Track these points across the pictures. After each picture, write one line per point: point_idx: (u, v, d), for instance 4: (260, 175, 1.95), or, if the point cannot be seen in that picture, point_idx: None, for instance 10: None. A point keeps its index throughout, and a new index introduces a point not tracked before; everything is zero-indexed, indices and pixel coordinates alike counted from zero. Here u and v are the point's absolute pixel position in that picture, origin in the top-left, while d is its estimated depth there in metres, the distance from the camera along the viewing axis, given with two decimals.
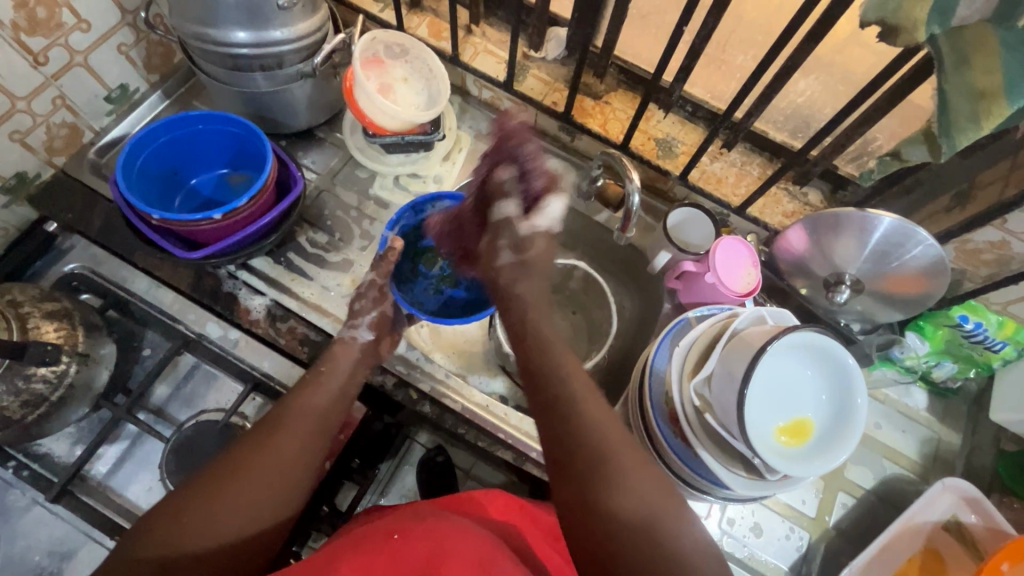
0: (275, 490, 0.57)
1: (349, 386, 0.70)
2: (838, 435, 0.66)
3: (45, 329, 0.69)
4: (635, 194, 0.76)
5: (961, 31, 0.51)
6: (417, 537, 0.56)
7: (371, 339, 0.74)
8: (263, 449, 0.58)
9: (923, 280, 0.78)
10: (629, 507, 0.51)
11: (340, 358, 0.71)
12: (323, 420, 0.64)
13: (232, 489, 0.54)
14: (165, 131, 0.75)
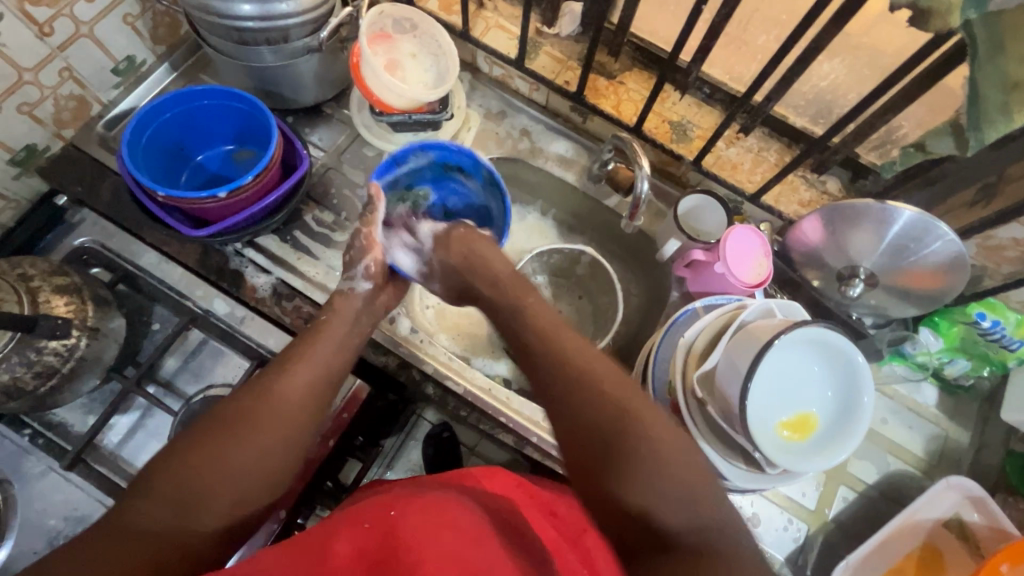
0: (283, 441, 0.58)
1: (352, 336, 0.69)
2: (841, 432, 0.65)
3: (56, 303, 0.70)
4: (644, 181, 0.75)
5: (998, 16, 0.48)
6: (412, 513, 0.59)
7: (369, 291, 0.72)
8: (269, 399, 0.59)
9: (940, 275, 0.76)
10: (673, 516, 0.50)
11: (341, 312, 0.69)
12: (330, 371, 0.64)
13: (243, 437, 0.56)
14: (171, 106, 0.74)
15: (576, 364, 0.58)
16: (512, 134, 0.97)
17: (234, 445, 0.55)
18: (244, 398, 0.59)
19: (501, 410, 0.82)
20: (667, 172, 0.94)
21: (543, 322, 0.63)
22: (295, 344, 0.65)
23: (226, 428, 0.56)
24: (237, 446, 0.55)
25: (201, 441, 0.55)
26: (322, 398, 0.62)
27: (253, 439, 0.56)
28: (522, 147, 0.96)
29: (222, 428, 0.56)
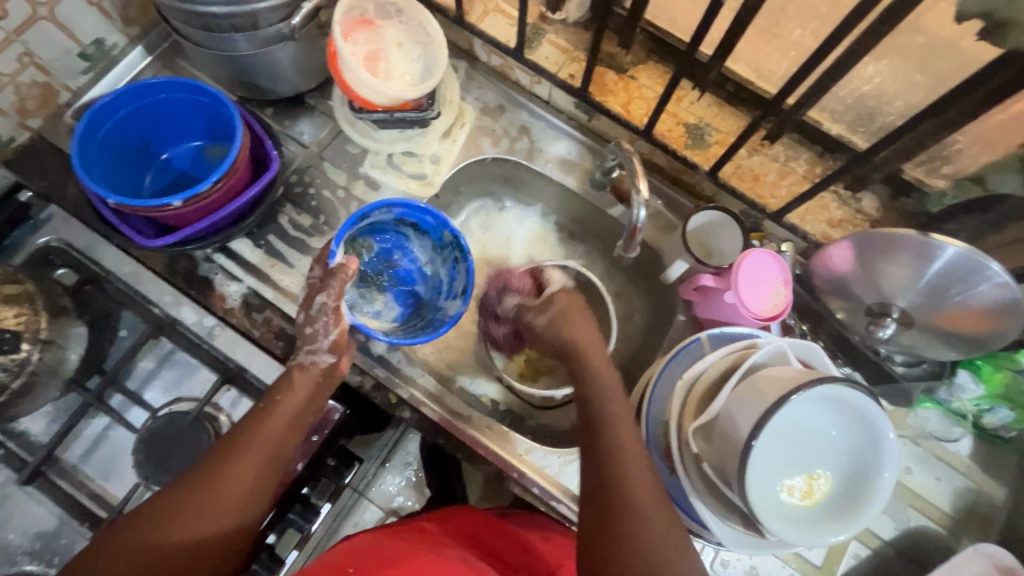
0: (213, 542, 0.55)
1: (307, 413, 0.64)
2: (853, 505, 0.57)
3: (5, 314, 0.67)
4: (640, 210, 0.67)
5: None
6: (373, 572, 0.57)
7: (333, 363, 0.67)
8: (201, 491, 0.55)
9: (990, 321, 0.65)
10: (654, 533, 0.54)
11: (297, 385, 0.64)
12: (276, 456, 0.60)
13: (168, 537, 0.52)
14: (127, 101, 0.68)
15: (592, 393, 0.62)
16: (510, 132, 0.88)
17: (157, 548, 0.52)
18: (173, 492, 0.55)
19: (480, 440, 0.76)
20: (680, 180, 0.84)
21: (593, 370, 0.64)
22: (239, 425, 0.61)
23: (150, 528, 0.52)
24: (157, 551, 0.52)
25: (122, 542, 0.52)
26: (263, 489, 0.58)
27: (184, 531, 0.53)
28: (520, 147, 0.87)
29: (146, 528, 0.52)
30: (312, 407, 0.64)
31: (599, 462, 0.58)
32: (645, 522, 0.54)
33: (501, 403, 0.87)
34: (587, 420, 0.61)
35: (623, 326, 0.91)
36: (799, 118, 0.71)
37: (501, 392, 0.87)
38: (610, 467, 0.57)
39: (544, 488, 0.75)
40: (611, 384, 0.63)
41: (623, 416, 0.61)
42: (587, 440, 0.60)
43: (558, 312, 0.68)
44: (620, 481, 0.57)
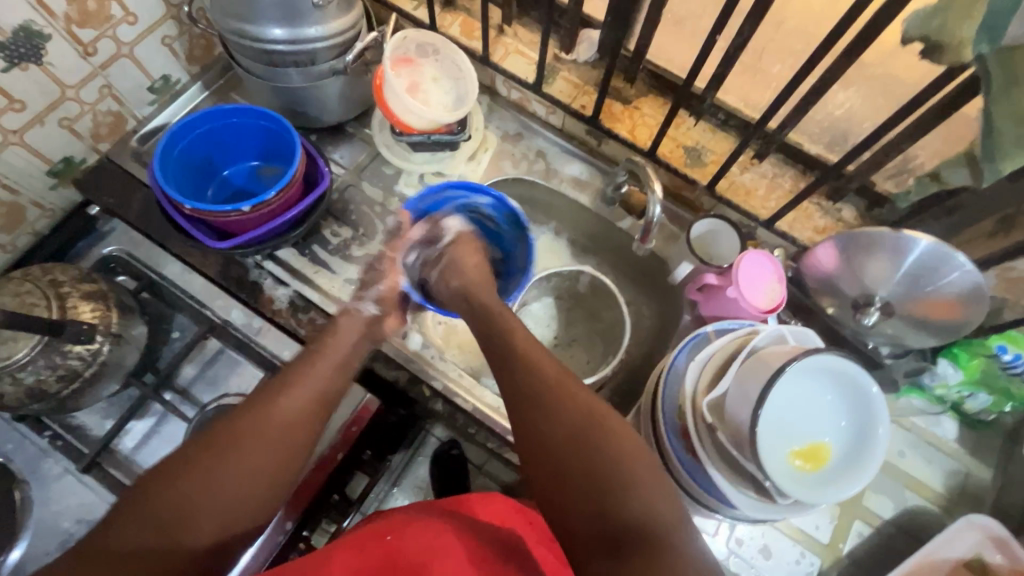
0: (272, 469, 0.58)
1: (350, 359, 0.71)
2: (855, 465, 0.64)
3: (83, 309, 0.72)
4: (657, 205, 0.77)
5: (1012, 51, 0.46)
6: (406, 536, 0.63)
7: (375, 313, 0.77)
8: (257, 420, 0.59)
9: (959, 306, 0.74)
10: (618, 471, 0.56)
11: (343, 330, 0.73)
12: (326, 393, 0.66)
13: (230, 462, 0.56)
14: (202, 122, 0.78)
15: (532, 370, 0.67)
16: (528, 156, 0.99)
17: (222, 471, 0.55)
18: (232, 420, 0.59)
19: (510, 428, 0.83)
20: (680, 197, 0.95)
21: (522, 352, 0.69)
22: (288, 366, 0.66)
23: (212, 454, 0.55)
24: (222, 469, 0.55)
25: (180, 470, 0.54)
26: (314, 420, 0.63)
27: (239, 460, 0.56)
28: (537, 168, 0.98)
29: (206, 453, 0.55)
30: (353, 353, 0.72)
31: (536, 415, 0.62)
32: (593, 451, 0.58)
33: None
34: (525, 383, 0.65)
35: (635, 330, 0.99)
36: (783, 138, 0.82)
37: None
38: (554, 415, 0.61)
39: None
40: (544, 359, 0.68)
41: (557, 375, 0.65)
42: (522, 403, 0.64)
43: (449, 263, 0.85)
44: (563, 427, 0.60)
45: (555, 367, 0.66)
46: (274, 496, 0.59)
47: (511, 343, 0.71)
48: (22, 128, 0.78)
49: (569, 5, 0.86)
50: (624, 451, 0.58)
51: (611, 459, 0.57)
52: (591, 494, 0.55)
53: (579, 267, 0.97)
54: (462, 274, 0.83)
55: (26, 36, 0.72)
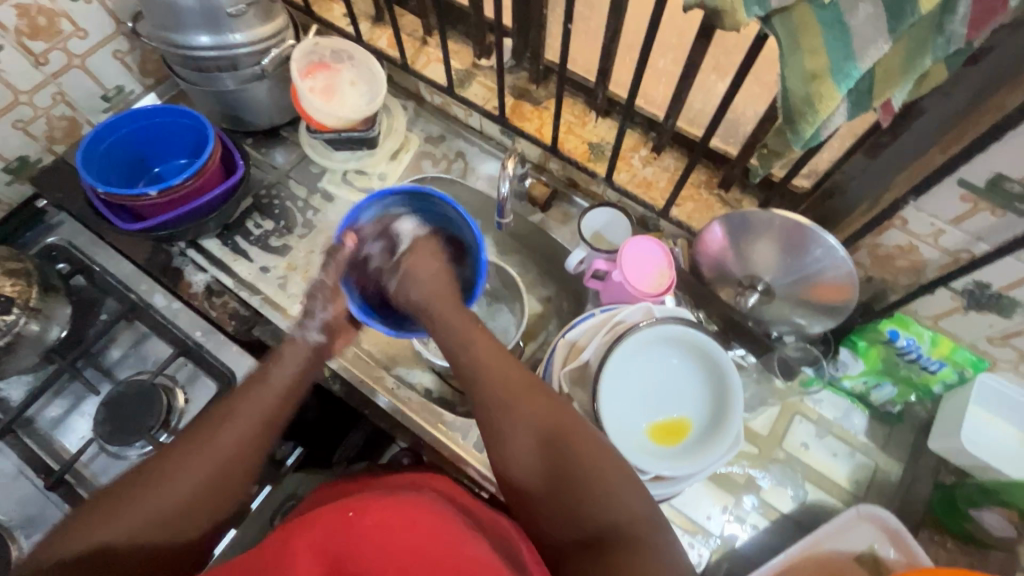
0: (208, 500, 0.61)
1: (300, 383, 0.72)
2: (710, 438, 0.64)
3: (3, 283, 0.80)
4: (504, 183, 0.82)
5: (787, 12, 0.48)
6: (371, 511, 0.55)
7: (321, 340, 0.75)
8: (198, 455, 0.62)
9: (836, 286, 0.73)
10: (575, 477, 0.59)
11: (289, 354, 0.72)
12: (268, 420, 0.67)
13: (170, 493, 0.59)
14: (128, 121, 0.87)
15: (495, 377, 0.66)
16: (448, 156, 1.04)
17: (160, 505, 0.58)
18: (171, 453, 0.62)
19: (400, 408, 0.87)
20: (591, 192, 0.98)
21: (486, 357, 0.68)
22: (237, 392, 0.68)
23: (149, 487, 0.59)
24: (156, 497, 0.59)
25: (118, 502, 0.58)
26: (257, 450, 0.65)
27: (181, 491, 0.60)
28: (455, 167, 1.03)
29: (149, 489, 0.59)
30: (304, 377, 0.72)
31: (510, 422, 0.63)
32: (561, 457, 0.60)
33: (433, 391, 0.95)
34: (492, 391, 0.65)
35: (551, 324, 1.00)
36: (671, 129, 0.84)
37: (435, 381, 0.96)
38: (518, 423, 0.63)
39: (454, 453, 0.85)
40: (510, 367, 0.67)
41: (524, 381, 0.66)
42: (489, 411, 0.65)
43: (404, 270, 0.80)
44: (534, 435, 0.62)
45: (520, 371, 0.67)
46: (219, 519, 0.62)
47: (472, 344, 0.70)
48: None
49: (472, 12, 0.93)
50: (600, 461, 0.59)
51: (588, 471, 0.59)
52: (569, 500, 0.59)
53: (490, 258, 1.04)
54: (426, 286, 0.78)
55: None
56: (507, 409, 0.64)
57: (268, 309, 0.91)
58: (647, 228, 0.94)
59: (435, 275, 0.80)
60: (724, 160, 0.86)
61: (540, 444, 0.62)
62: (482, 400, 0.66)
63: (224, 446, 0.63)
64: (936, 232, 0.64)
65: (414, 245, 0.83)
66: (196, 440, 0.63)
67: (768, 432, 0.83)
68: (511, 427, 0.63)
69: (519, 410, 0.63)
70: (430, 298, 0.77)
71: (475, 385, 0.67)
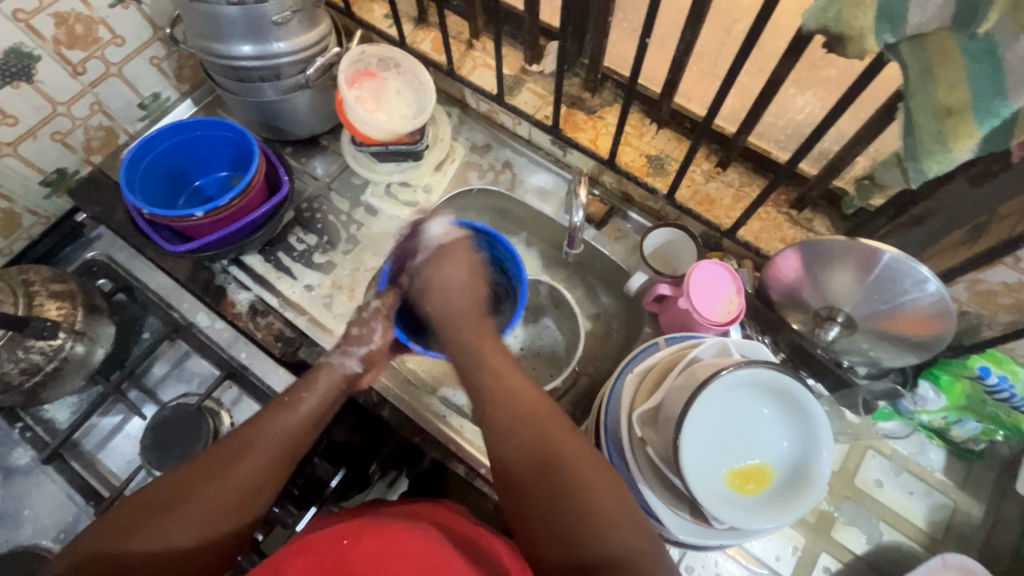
0: (217, 529, 0.57)
1: (322, 415, 0.69)
2: (796, 487, 0.60)
3: (49, 306, 0.78)
4: (579, 211, 0.79)
5: (922, 39, 0.43)
6: (364, 539, 0.56)
7: (357, 372, 0.74)
8: (216, 476, 0.58)
9: (930, 322, 0.68)
10: (564, 504, 0.57)
11: (319, 383, 0.70)
12: (286, 451, 0.63)
13: (181, 519, 0.55)
14: (170, 135, 0.83)
15: (511, 392, 0.66)
16: (495, 167, 0.99)
17: (168, 532, 0.54)
18: (187, 473, 0.58)
19: (452, 438, 0.85)
20: (646, 207, 0.93)
21: (505, 377, 0.68)
22: (255, 417, 0.65)
23: (161, 507, 0.55)
24: (170, 522, 0.55)
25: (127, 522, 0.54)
26: (272, 476, 0.61)
27: (192, 520, 0.56)
28: (503, 179, 0.99)
29: (161, 511, 0.55)
30: (327, 409, 0.69)
31: (517, 441, 0.62)
32: (561, 479, 0.59)
33: None
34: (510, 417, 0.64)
35: (601, 343, 0.97)
36: (742, 145, 0.79)
37: None
38: (522, 437, 0.62)
39: None
40: (529, 392, 0.66)
41: (544, 408, 0.64)
42: (500, 427, 0.64)
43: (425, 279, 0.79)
44: (535, 453, 0.61)
45: (535, 398, 0.66)
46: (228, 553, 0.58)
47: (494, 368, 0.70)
48: (15, 141, 0.86)
49: (526, 17, 0.87)
50: (595, 484, 0.58)
51: (585, 497, 0.57)
52: (562, 525, 0.57)
53: (538, 277, 1.00)
54: (447, 301, 0.77)
55: (17, 57, 0.79)
56: (515, 426, 0.63)
57: (313, 330, 0.88)
58: (708, 247, 0.89)
59: (453, 289, 0.78)
60: (799, 179, 0.80)
61: (542, 462, 0.60)
62: (495, 427, 0.64)
63: (245, 473, 0.59)
64: None
65: (441, 250, 0.80)
66: (219, 461, 0.60)
67: (839, 468, 0.79)
68: (516, 441, 0.62)
69: (528, 424, 0.63)
70: (450, 314, 0.76)
71: (491, 400, 0.67)
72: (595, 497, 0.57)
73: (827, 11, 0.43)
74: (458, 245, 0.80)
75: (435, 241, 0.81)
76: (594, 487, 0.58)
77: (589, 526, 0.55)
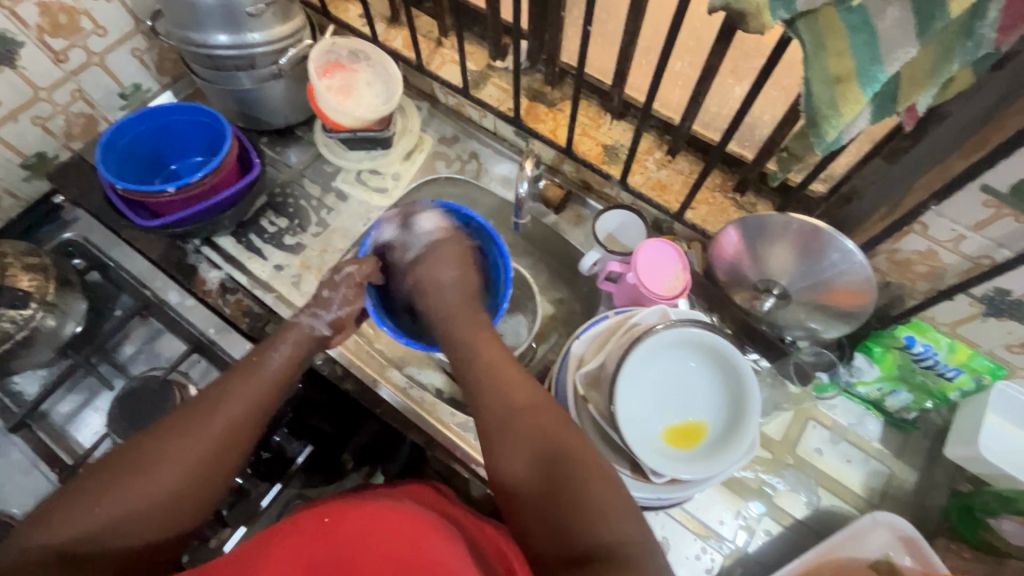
0: (193, 482, 0.59)
1: (291, 370, 0.71)
2: (727, 441, 0.63)
3: (22, 278, 0.81)
4: (523, 183, 0.84)
5: (813, 16, 0.48)
6: (347, 518, 0.62)
7: (325, 335, 0.76)
8: (187, 439, 0.60)
9: (856, 292, 0.72)
10: (564, 494, 0.56)
11: (285, 339, 0.72)
12: (257, 408, 0.66)
13: (155, 474, 0.58)
14: (146, 119, 0.87)
15: (501, 377, 0.66)
16: (462, 157, 1.04)
17: (146, 482, 0.57)
18: (157, 434, 0.60)
19: (414, 409, 0.87)
20: (603, 194, 0.98)
21: (485, 362, 0.68)
22: (225, 377, 0.66)
23: (138, 462, 0.58)
24: (147, 480, 0.57)
25: (101, 483, 0.56)
26: (243, 438, 0.64)
27: (167, 476, 0.58)
28: (469, 168, 1.03)
29: (136, 467, 0.58)
30: (294, 365, 0.71)
31: (514, 440, 0.61)
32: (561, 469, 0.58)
33: (444, 391, 0.95)
34: (502, 417, 0.62)
35: (562, 325, 1.00)
36: (687, 132, 0.84)
37: (446, 381, 0.96)
38: (511, 429, 0.62)
39: (467, 453, 0.85)
40: (524, 386, 0.65)
41: (537, 401, 0.64)
42: (495, 419, 0.63)
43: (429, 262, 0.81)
44: (530, 445, 0.60)
45: (529, 391, 0.65)
46: (205, 504, 0.61)
47: (486, 363, 0.68)
48: None
49: (489, 14, 0.93)
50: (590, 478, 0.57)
51: (582, 493, 0.56)
52: (559, 519, 0.56)
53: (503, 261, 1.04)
54: (440, 296, 0.78)
55: (1, 42, 0.83)
56: (505, 415, 0.63)
57: (281, 307, 0.92)
58: (661, 231, 0.94)
59: (447, 284, 0.78)
60: (739, 163, 0.85)
61: (542, 456, 0.59)
62: (495, 438, 0.62)
63: (217, 429, 0.62)
64: (957, 238, 0.63)
65: (430, 248, 0.81)
66: (189, 419, 0.62)
67: (781, 437, 0.83)
68: (509, 426, 0.62)
69: (521, 412, 0.62)
70: (446, 311, 0.76)
71: (474, 382, 0.67)
72: (590, 494, 0.56)
73: None
74: (447, 240, 0.82)
75: (427, 236, 0.83)
76: (588, 483, 0.57)
77: (591, 517, 0.54)
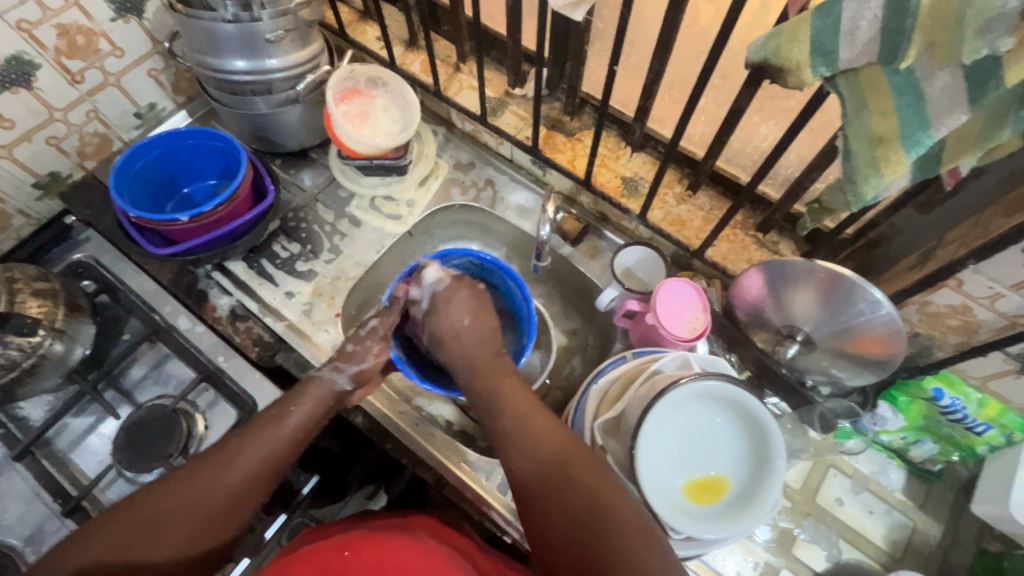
0: (202, 536, 0.58)
1: (311, 427, 0.68)
2: (750, 500, 0.61)
3: (30, 304, 0.80)
4: (545, 226, 0.83)
5: (856, 73, 0.46)
6: (366, 550, 0.61)
7: (346, 390, 0.73)
8: (203, 489, 0.59)
9: (884, 343, 0.70)
10: (578, 503, 0.57)
11: (308, 392, 0.70)
12: (273, 466, 0.63)
13: (167, 525, 0.56)
14: (160, 144, 0.86)
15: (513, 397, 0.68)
16: (477, 184, 1.03)
17: (158, 534, 0.56)
18: (175, 481, 0.59)
19: (424, 446, 0.85)
20: (621, 227, 0.96)
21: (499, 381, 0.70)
22: (243, 429, 0.64)
23: (151, 510, 0.56)
24: (158, 530, 0.56)
25: (113, 529, 0.55)
26: (257, 495, 0.62)
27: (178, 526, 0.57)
28: (484, 196, 1.02)
29: (151, 513, 0.56)
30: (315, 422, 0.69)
31: (528, 447, 0.62)
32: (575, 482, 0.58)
33: (455, 424, 0.93)
34: (530, 434, 0.63)
35: (577, 358, 0.99)
36: (710, 170, 0.83)
37: (456, 414, 0.94)
38: (526, 441, 0.63)
39: (477, 494, 0.83)
40: (542, 414, 0.65)
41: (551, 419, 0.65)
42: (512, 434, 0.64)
43: (434, 326, 0.76)
44: (544, 455, 0.61)
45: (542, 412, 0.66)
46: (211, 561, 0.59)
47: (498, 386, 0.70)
48: (11, 144, 0.88)
49: (509, 43, 0.91)
50: (605, 487, 0.58)
51: (615, 547, 0.53)
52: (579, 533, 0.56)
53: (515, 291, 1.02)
54: (460, 345, 0.74)
55: (17, 64, 0.82)
56: (519, 427, 0.64)
57: (291, 335, 0.90)
58: (679, 267, 0.92)
59: (462, 332, 0.75)
60: (764, 202, 0.84)
61: (558, 467, 0.60)
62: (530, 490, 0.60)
63: (232, 483, 0.60)
64: (993, 295, 0.61)
65: (436, 300, 0.77)
66: (208, 469, 0.60)
67: (801, 485, 0.81)
68: (524, 437, 0.63)
69: (534, 426, 0.64)
70: (472, 361, 0.73)
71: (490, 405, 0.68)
72: (604, 500, 0.57)
73: (768, 44, 0.47)
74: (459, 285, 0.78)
75: (432, 287, 0.78)
76: (605, 494, 0.57)
77: (610, 525, 0.55)
